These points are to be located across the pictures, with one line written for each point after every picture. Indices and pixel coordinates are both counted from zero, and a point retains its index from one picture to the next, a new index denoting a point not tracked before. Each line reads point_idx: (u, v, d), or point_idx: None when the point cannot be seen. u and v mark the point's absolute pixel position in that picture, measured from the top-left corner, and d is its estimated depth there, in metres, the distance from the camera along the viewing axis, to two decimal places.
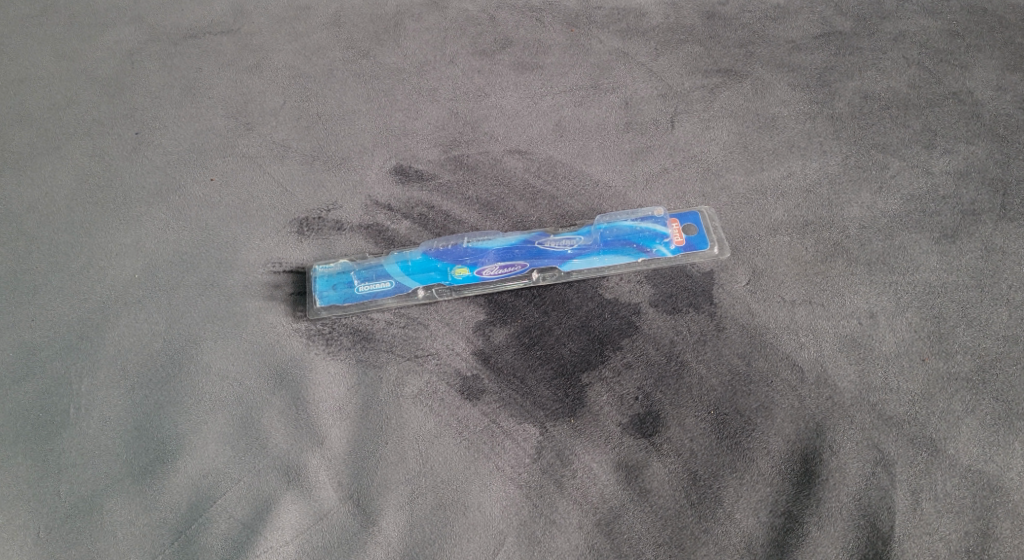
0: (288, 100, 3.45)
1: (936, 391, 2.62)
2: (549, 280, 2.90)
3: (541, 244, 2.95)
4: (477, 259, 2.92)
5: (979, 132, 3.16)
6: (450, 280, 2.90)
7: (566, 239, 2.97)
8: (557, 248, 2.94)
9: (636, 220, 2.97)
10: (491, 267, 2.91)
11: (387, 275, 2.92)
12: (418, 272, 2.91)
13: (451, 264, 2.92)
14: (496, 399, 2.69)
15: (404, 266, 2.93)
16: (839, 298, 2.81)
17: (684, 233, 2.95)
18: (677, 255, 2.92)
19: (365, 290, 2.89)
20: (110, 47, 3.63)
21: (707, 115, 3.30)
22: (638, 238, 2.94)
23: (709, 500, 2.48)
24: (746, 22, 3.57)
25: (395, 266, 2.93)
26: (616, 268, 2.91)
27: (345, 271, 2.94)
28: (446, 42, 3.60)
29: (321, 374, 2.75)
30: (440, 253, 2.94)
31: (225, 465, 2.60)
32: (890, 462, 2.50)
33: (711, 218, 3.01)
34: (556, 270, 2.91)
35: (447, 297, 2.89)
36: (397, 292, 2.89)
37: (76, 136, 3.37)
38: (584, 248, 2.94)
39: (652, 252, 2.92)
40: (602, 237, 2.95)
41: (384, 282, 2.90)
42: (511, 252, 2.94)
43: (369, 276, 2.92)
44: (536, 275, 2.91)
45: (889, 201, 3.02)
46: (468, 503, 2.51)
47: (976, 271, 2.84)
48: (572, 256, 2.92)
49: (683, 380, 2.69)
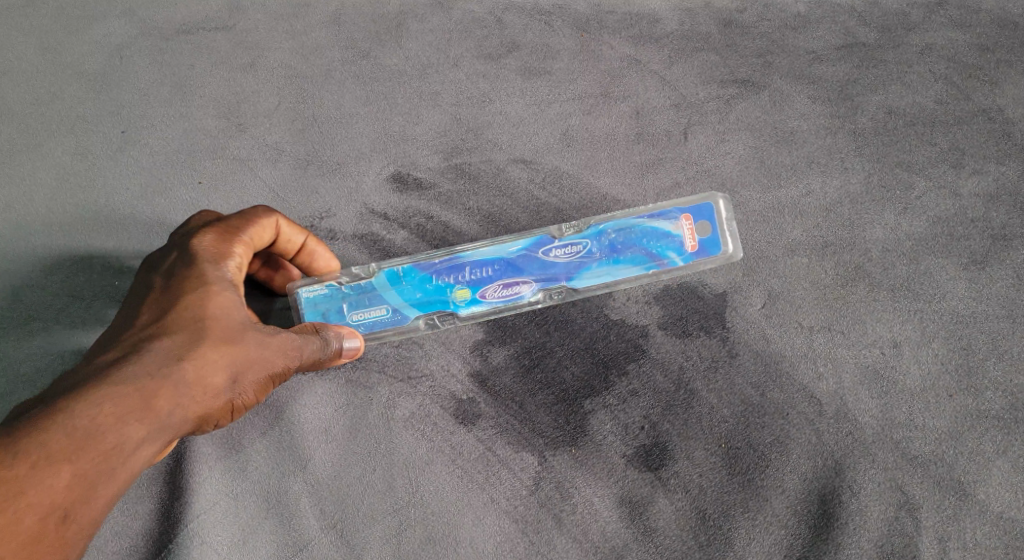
0: (283, 101, 3.28)
1: (965, 430, 2.49)
2: (558, 300, 2.62)
3: (545, 257, 2.60)
4: (479, 279, 2.58)
5: (1010, 153, 3.00)
6: (452, 306, 2.58)
7: (572, 247, 2.62)
8: (562, 260, 2.60)
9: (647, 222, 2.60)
10: (494, 289, 2.58)
11: (382, 301, 2.58)
12: (418, 299, 2.58)
13: (450, 287, 2.57)
14: (492, 425, 2.52)
15: (401, 290, 2.59)
16: (861, 326, 2.63)
17: (699, 232, 2.61)
18: (691, 262, 2.61)
19: (358, 319, 2.57)
20: (97, 41, 3.37)
21: (722, 128, 3.14)
22: (649, 243, 2.60)
23: (719, 541, 2.38)
24: (765, 31, 3.36)
25: (388, 289, 2.59)
26: (627, 282, 2.62)
27: (332, 297, 2.58)
28: (450, 44, 3.38)
29: (305, 395, 2.55)
30: (435, 274, 2.59)
31: (199, 486, 2.44)
32: (914, 506, 2.41)
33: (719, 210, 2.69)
34: (564, 288, 2.62)
35: (452, 325, 2.61)
36: (395, 322, 2.58)
37: (59, 134, 3.21)
38: (591, 259, 2.60)
39: (667, 261, 2.61)
40: (609, 245, 2.61)
41: (378, 308, 2.58)
42: (512, 267, 2.60)
43: (361, 302, 2.57)
44: (544, 297, 2.61)
45: (915, 222, 2.84)
46: (459, 539, 2.41)
47: (1006, 300, 2.69)
48: (581, 270, 2.61)
49: (693, 409, 2.52)
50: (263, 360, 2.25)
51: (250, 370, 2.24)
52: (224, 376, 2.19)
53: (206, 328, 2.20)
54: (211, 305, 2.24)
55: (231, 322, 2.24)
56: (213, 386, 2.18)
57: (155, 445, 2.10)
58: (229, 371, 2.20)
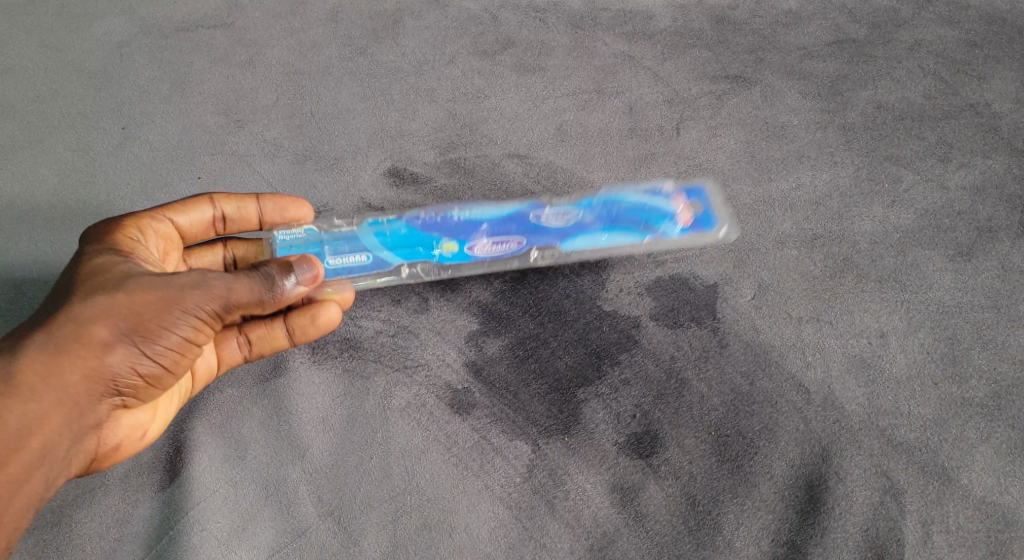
0: (281, 98, 3.34)
1: (949, 417, 2.53)
2: (549, 260, 2.82)
3: (538, 219, 2.84)
4: (468, 234, 2.81)
5: (997, 146, 3.05)
6: (438, 258, 2.80)
7: (566, 214, 2.86)
8: (556, 224, 2.84)
9: (642, 196, 2.87)
10: (484, 244, 2.80)
11: (363, 248, 2.77)
12: (399, 247, 2.79)
13: (437, 239, 2.80)
14: (487, 414, 2.58)
15: (382, 238, 2.80)
16: (848, 316, 2.69)
17: (692, 209, 2.89)
18: (684, 236, 2.85)
19: (338, 264, 2.72)
20: (99, 39, 3.50)
21: (714, 122, 3.19)
22: (644, 215, 2.84)
23: (708, 525, 2.39)
24: (756, 28, 3.46)
25: (371, 239, 2.80)
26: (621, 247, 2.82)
27: (313, 242, 2.74)
28: (446, 41, 3.48)
29: (305, 385, 2.64)
30: (425, 227, 2.82)
31: (199, 475, 2.49)
32: (900, 491, 2.42)
33: (714, 193, 2.97)
34: (556, 249, 2.83)
35: (434, 275, 2.80)
36: (376, 267, 2.76)
37: (60, 130, 3.26)
38: (585, 226, 2.84)
39: (660, 230, 2.84)
40: (604, 213, 2.85)
41: (358, 255, 2.75)
42: (505, 226, 2.82)
43: (341, 249, 2.75)
44: (535, 254, 2.82)
45: (903, 215, 2.89)
46: (454, 525, 2.42)
47: (992, 290, 2.73)
48: (574, 234, 2.83)
49: (683, 398, 2.57)
50: (152, 317, 2.16)
51: (140, 331, 2.15)
52: (111, 326, 2.14)
53: (77, 306, 2.14)
54: (94, 266, 2.26)
55: (110, 276, 2.22)
56: (103, 359, 2.13)
57: (60, 432, 2.12)
58: (115, 340, 2.14)
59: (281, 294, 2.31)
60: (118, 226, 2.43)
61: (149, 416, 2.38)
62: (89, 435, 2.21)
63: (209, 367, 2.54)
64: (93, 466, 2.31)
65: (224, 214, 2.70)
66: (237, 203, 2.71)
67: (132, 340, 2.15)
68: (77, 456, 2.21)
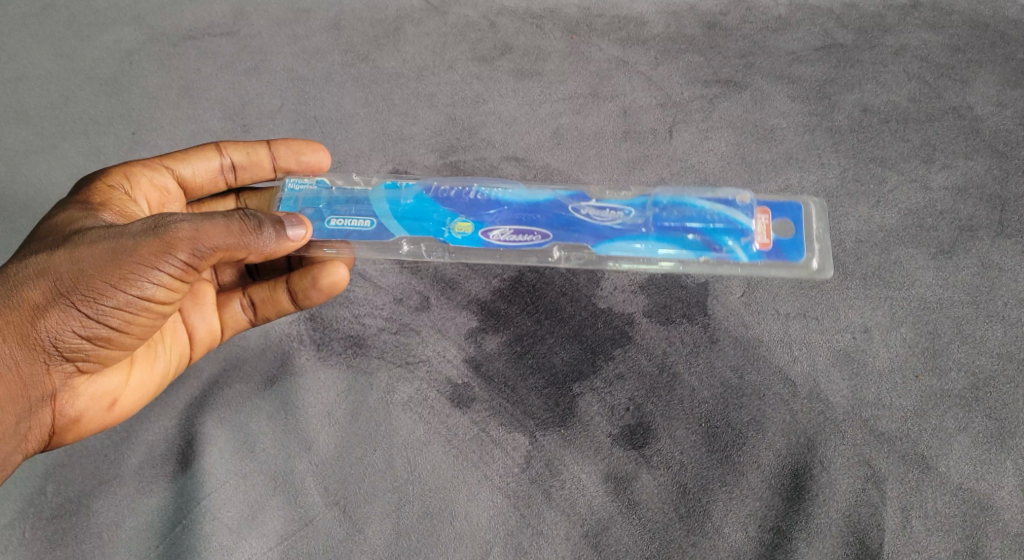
0: (286, 103, 3.44)
1: (929, 408, 2.63)
2: (570, 262, 2.55)
3: (577, 213, 2.58)
4: (486, 215, 2.60)
5: (978, 148, 3.15)
6: (445, 238, 2.59)
7: (613, 213, 2.58)
8: (594, 224, 2.56)
9: (712, 205, 2.51)
10: (500, 232, 2.57)
11: (369, 214, 2.63)
12: (406, 219, 2.61)
13: (450, 218, 2.60)
14: (486, 408, 2.68)
15: (394, 207, 2.63)
16: (834, 312, 2.80)
17: (778, 232, 2.50)
18: (756, 260, 2.46)
19: (338, 226, 2.62)
20: (109, 47, 3.61)
21: (706, 125, 3.29)
22: (708, 228, 2.48)
23: (698, 512, 2.50)
24: (747, 33, 3.55)
25: (383, 207, 2.64)
26: (666, 259, 2.50)
27: (318, 203, 2.67)
28: (446, 47, 3.57)
29: (311, 381, 2.74)
30: (442, 200, 2.63)
31: (211, 466, 2.60)
32: (881, 479, 2.52)
33: (811, 218, 2.56)
34: (587, 254, 2.56)
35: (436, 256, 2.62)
36: (377, 236, 2.61)
37: (72, 135, 3.37)
38: (629, 230, 2.53)
39: (724, 251, 2.47)
40: (658, 218, 2.51)
41: (361, 220, 2.62)
42: (532, 217, 2.58)
43: (346, 212, 2.64)
44: (557, 253, 2.55)
45: (887, 215, 3.00)
46: (455, 513, 2.52)
47: (972, 287, 2.83)
48: (614, 236, 2.54)
49: (675, 391, 2.68)
50: (90, 276, 2.19)
51: (77, 293, 2.20)
52: (44, 285, 2.20)
53: (19, 272, 2.22)
54: (51, 226, 2.36)
55: (58, 236, 2.31)
56: (40, 324, 2.20)
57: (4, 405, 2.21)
58: (51, 303, 2.20)
59: (238, 243, 2.27)
60: (117, 170, 2.61)
61: (117, 384, 2.45)
62: (44, 406, 2.31)
63: (211, 331, 2.70)
64: (65, 433, 2.40)
65: (232, 160, 2.81)
66: (245, 150, 2.80)
67: (65, 299, 2.20)
68: (31, 430, 2.31)
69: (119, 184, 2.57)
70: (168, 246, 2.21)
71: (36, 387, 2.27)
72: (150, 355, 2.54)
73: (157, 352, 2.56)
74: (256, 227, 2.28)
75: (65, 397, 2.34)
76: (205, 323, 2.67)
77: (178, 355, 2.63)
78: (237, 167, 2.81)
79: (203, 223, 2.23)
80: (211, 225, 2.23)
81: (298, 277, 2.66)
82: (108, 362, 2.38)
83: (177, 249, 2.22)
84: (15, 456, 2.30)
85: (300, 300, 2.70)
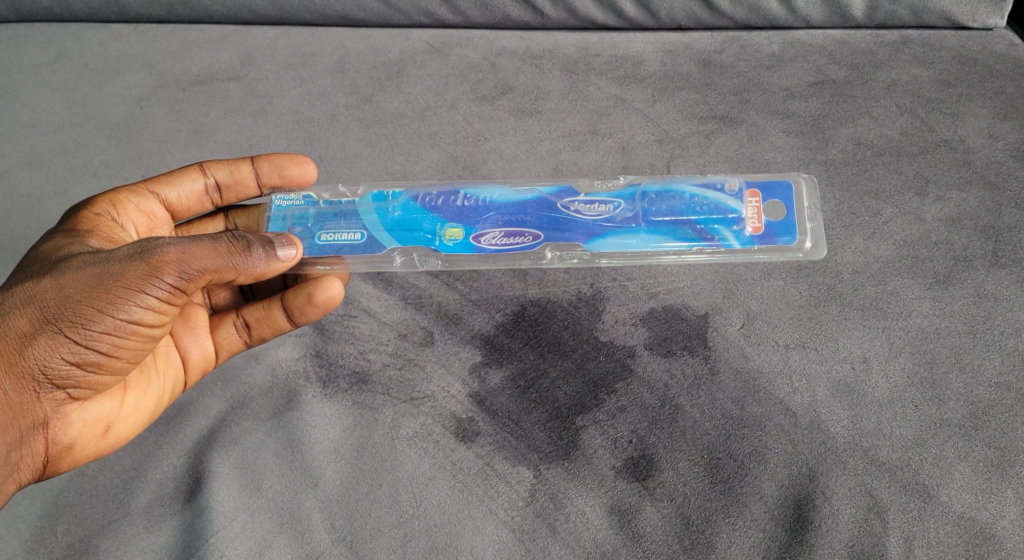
0: (291, 145, 3.53)
1: (928, 437, 2.66)
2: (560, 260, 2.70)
3: (566, 211, 2.70)
4: (478, 220, 2.70)
5: (971, 180, 3.21)
6: (438, 245, 2.68)
7: (603, 207, 2.71)
8: (584, 220, 2.69)
9: (698, 192, 2.68)
10: (493, 236, 2.68)
11: (359, 226, 2.69)
12: (397, 229, 2.69)
13: (442, 225, 2.69)
14: (491, 442, 2.71)
15: (383, 218, 2.70)
16: (833, 343, 2.84)
17: (768, 215, 2.61)
18: (749, 244, 2.61)
19: (329, 240, 2.68)
20: (120, 93, 3.70)
21: (702, 160, 3.37)
22: (698, 216, 2.64)
23: (702, 545, 2.52)
24: (742, 70, 3.61)
25: (372, 217, 2.70)
26: (659, 251, 2.66)
27: (308, 218, 2.72)
28: (447, 88, 3.65)
29: (317, 416, 2.78)
30: (430, 208, 2.71)
31: (219, 504, 2.62)
32: (883, 509, 2.55)
33: (801, 198, 2.66)
34: (579, 250, 2.70)
35: (428, 265, 2.72)
36: (369, 248, 2.68)
37: (85, 180, 3.46)
38: (619, 225, 2.67)
39: (717, 239, 2.62)
40: (646, 211, 2.67)
41: (352, 232, 2.68)
42: (521, 218, 2.70)
43: (336, 225, 2.69)
44: (550, 253, 2.69)
45: (882, 246, 3.05)
46: (461, 547, 2.55)
47: (969, 316, 2.88)
48: (605, 232, 2.67)
49: (677, 423, 2.71)
50: (78, 302, 2.24)
51: (64, 319, 2.24)
52: (31, 312, 2.24)
53: (7, 300, 2.27)
54: (39, 254, 2.42)
55: (44, 264, 2.36)
56: (29, 352, 2.23)
57: None
58: (38, 331, 2.24)
59: (225, 265, 2.33)
60: (102, 198, 2.67)
61: (111, 410, 2.49)
62: (34, 434, 2.33)
63: (205, 355, 2.76)
64: (60, 461, 2.43)
65: (214, 180, 2.88)
66: (228, 169, 2.87)
67: (53, 325, 2.24)
68: (22, 460, 2.33)
69: (105, 211, 2.64)
70: (155, 269, 2.26)
71: (26, 416, 2.29)
72: (143, 380, 2.59)
73: (149, 377, 2.61)
74: (244, 248, 2.35)
75: (57, 424, 2.36)
76: (199, 347, 2.73)
77: (172, 379, 2.69)
78: (221, 186, 2.88)
79: (190, 245, 2.29)
80: (195, 248, 2.29)
81: (292, 295, 2.68)
82: (99, 389, 2.42)
83: (162, 270, 2.26)
84: (7, 486, 2.32)
85: (296, 317, 2.73)
